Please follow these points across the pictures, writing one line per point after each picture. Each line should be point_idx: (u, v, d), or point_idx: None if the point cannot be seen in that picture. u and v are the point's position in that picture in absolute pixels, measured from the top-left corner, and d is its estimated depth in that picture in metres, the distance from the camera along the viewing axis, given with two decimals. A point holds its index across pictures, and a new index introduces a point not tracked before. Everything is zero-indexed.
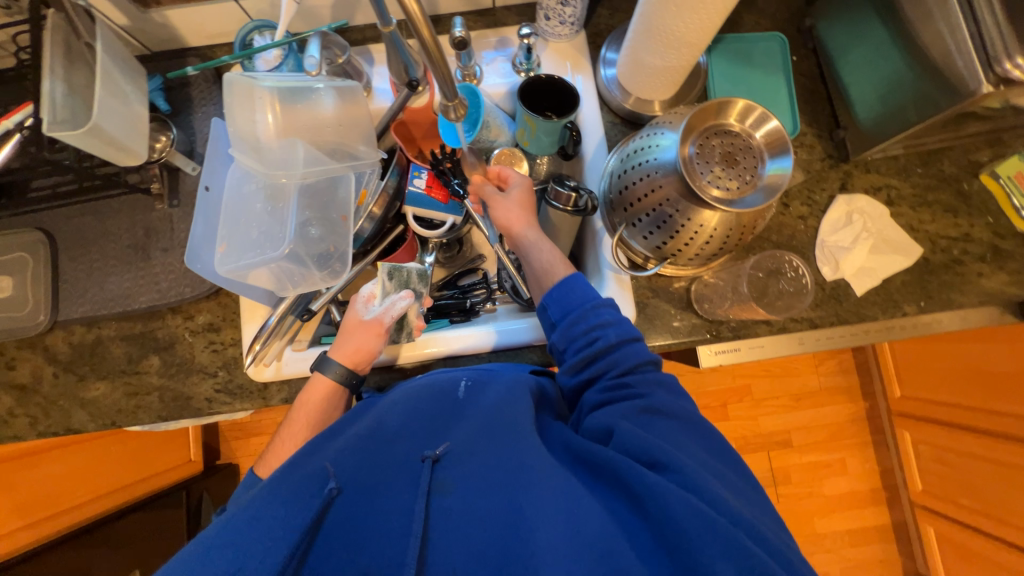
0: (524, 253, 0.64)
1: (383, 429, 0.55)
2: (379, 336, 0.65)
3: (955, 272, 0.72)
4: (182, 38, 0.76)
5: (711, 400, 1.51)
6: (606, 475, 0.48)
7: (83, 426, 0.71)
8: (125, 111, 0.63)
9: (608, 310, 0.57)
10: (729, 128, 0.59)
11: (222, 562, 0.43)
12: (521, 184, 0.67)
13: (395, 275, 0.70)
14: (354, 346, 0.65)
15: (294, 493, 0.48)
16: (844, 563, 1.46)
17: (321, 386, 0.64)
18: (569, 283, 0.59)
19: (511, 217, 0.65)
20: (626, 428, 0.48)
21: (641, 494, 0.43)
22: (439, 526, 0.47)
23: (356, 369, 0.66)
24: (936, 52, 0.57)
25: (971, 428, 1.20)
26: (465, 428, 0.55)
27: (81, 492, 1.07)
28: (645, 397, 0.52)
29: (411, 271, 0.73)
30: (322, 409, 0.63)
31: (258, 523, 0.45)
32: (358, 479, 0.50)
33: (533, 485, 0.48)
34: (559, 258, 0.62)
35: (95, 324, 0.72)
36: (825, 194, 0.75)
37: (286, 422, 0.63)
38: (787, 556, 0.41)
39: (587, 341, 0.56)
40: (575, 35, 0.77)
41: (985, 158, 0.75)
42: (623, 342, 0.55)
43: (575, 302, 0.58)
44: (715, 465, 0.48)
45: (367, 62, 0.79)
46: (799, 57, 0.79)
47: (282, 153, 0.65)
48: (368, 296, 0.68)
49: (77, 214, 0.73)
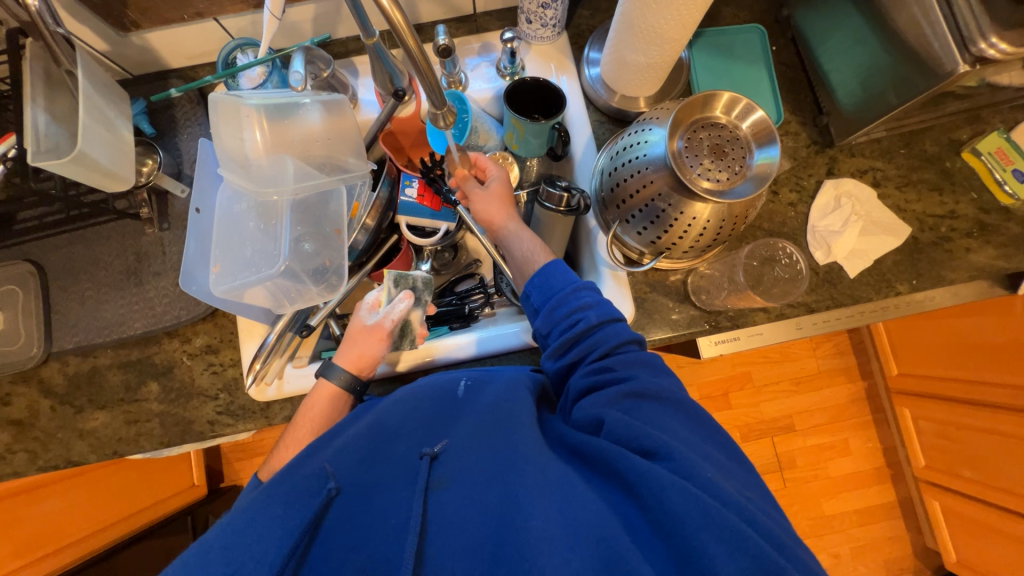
0: (505, 244, 0.66)
1: (385, 427, 0.54)
2: (382, 340, 0.65)
3: (944, 249, 0.74)
4: (163, 60, 0.76)
5: (712, 389, 1.52)
6: (600, 466, 0.49)
7: (83, 458, 0.70)
8: (110, 137, 0.63)
9: (588, 292, 0.57)
10: (717, 120, 0.60)
11: (219, 564, 0.43)
12: (499, 176, 0.68)
13: (400, 282, 0.70)
14: (358, 351, 0.65)
15: (294, 494, 0.48)
16: (853, 542, 1.47)
17: (326, 392, 0.63)
18: (548, 269, 0.59)
19: (491, 210, 0.66)
20: (613, 416, 0.49)
21: (635, 482, 0.44)
22: (437, 520, 0.49)
23: (361, 374, 0.65)
24: (912, 35, 0.58)
25: (970, 400, 1.22)
26: (461, 424, 0.56)
27: (83, 527, 1.05)
28: (628, 380, 0.52)
29: (417, 277, 0.72)
30: (326, 416, 0.62)
31: (256, 525, 0.45)
32: (359, 480, 0.51)
33: (527, 474, 0.48)
34: (539, 246, 0.64)
35: (90, 354, 0.71)
36: (812, 179, 0.76)
37: (288, 431, 0.62)
38: (786, 543, 0.41)
39: (569, 323, 0.56)
40: (557, 36, 0.78)
41: (965, 135, 0.76)
42: (603, 322, 0.55)
43: (556, 286, 0.58)
44: (707, 450, 0.48)
45: (352, 75, 0.79)
46: (779, 46, 0.80)
47: (272, 170, 0.66)
48: (373, 304, 0.69)
49: (66, 243, 0.72)
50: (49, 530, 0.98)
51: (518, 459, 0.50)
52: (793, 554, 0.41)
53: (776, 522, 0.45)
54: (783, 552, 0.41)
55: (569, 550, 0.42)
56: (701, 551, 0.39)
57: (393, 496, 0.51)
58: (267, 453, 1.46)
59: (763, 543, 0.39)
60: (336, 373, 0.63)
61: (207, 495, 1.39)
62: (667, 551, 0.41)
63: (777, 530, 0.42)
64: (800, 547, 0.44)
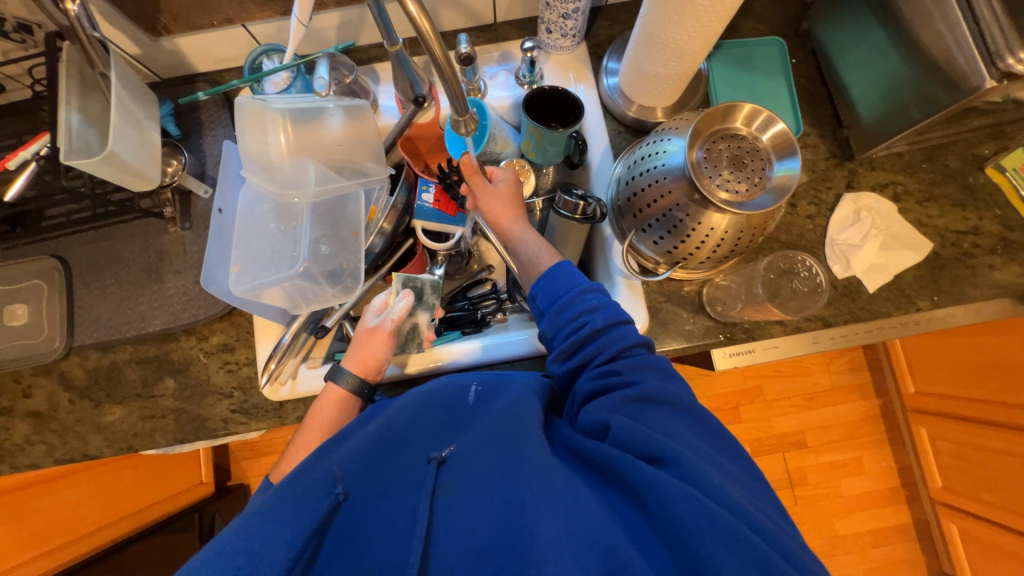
0: (514, 246, 0.66)
1: (393, 431, 0.54)
2: (387, 341, 0.65)
3: (966, 266, 0.72)
4: (191, 65, 0.78)
5: (723, 403, 1.50)
6: (607, 473, 0.48)
7: (99, 452, 0.71)
8: (139, 138, 0.65)
9: (594, 295, 0.57)
10: (736, 131, 0.60)
11: (232, 565, 0.42)
12: (507, 178, 0.69)
13: (409, 285, 0.71)
14: (363, 355, 0.65)
15: (303, 496, 0.47)
16: (867, 564, 1.44)
17: (333, 395, 0.63)
18: (554, 271, 0.59)
19: (498, 212, 0.67)
20: (619, 421, 0.48)
21: (640, 489, 0.44)
22: (441, 525, 0.48)
23: (368, 378, 0.65)
24: (937, 51, 0.58)
25: (991, 422, 1.19)
26: (470, 431, 0.56)
27: (90, 522, 1.05)
28: (635, 384, 0.51)
29: (425, 282, 0.73)
30: (335, 420, 0.62)
31: (267, 527, 0.44)
32: (369, 483, 0.50)
33: (532, 480, 0.48)
34: (545, 248, 0.64)
35: (110, 349, 0.73)
36: (831, 192, 0.75)
37: (299, 433, 0.62)
38: (799, 557, 0.40)
39: (574, 327, 0.56)
40: (576, 46, 0.78)
41: (988, 151, 0.75)
42: (608, 326, 0.55)
43: (562, 290, 0.58)
44: (715, 456, 0.47)
45: (373, 81, 0.80)
46: (799, 59, 0.80)
47: (294, 173, 0.67)
48: (380, 306, 0.69)
49: (91, 240, 0.74)
50: (58, 523, 0.99)
51: (524, 465, 0.50)
52: (803, 565, 0.40)
53: (788, 534, 0.44)
54: (792, 562, 0.40)
55: (573, 558, 0.41)
56: (706, 559, 0.38)
57: (400, 500, 0.51)
58: (274, 452, 1.47)
59: (770, 552, 0.38)
60: (346, 377, 0.63)
61: (215, 493, 1.40)
62: (673, 561, 0.40)
63: (785, 539, 0.41)
64: (807, 554, 0.43)
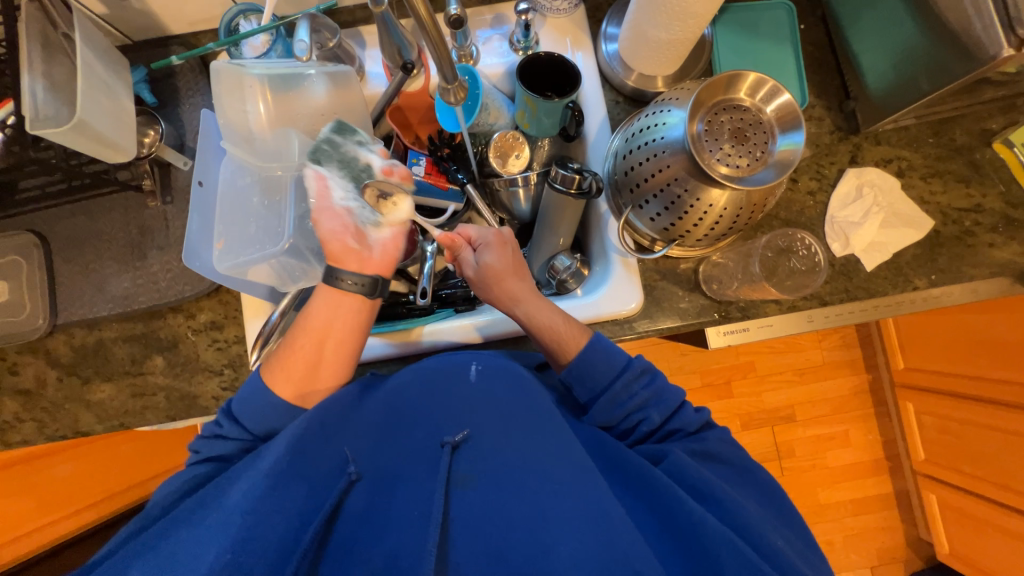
0: (531, 328, 0.62)
1: (402, 412, 0.56)
2: (342, 218, 0.61)
3: (966, 244, 0.71)
4: (165, 27, 0.73)
5: (715, 378, 1.51)
6: (642, 491, 0.51)
7: (90, 428, 0.71)
8: (111, 106, 0.61)
9: (641, 383, 0.58)
10: (740, 103, 0.58)
11: (237, 522, 0.43)
12: (493, 249, 0.64)
13: (317, 154, 0.63)
14: (339, 252, 0.60)
15: (315, 478, 0.49)
16: (847, 531, 1.49)
17: (324, 304, 0.59)
18: (589, 354, 0.58)
19: (500, 297, 0.63)
20: (678, 458, 0.53)
21: (685, 526, 0.46)
22: (459, 517, 0.48)
23: (368, 273, 0.61)
24: (954, 18, 0.55)
25: (976, 397, 1.23)
26: (485, 414, 0.55)
27: (94, 492, 1.08)
28: (701, 441, 0.57)
29: (331, 136, 0.64)
30: (329, 324, 0.59)
31: (277, 496, 0.45)
32: (378, 467, 0.52)
33: (558, 492, 0.48)
34: (568, 328, 0.60)
35: (95, 327, 0.71)
36: (834, 167, 0.73)
37: (295, 330, 0.59)
38: None
39: (629, 423, 0.59)
40: (574, 9, 0.74)
41: (997, 126, 0.73)
42: (665, 420, 0.59)
43: (601, 381, 0.58)
44: (770, 519, 0.51)
45: (359, 46, 0.75)
46: (807, 25, 0.76)
47: (275, 144, 0.65)
48: (319, 195, 0.61)
49: (68, 215, 0.71)
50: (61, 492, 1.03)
51: (550, 476, 0.49)
52: (783, 562, 0.45)
53: (781, 537, 0.49)
54: None
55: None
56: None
57: (416, 485, 0.50)
58: None
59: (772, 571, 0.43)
60: (346, 278, 0.59)
61: None
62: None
63: None
64: None
